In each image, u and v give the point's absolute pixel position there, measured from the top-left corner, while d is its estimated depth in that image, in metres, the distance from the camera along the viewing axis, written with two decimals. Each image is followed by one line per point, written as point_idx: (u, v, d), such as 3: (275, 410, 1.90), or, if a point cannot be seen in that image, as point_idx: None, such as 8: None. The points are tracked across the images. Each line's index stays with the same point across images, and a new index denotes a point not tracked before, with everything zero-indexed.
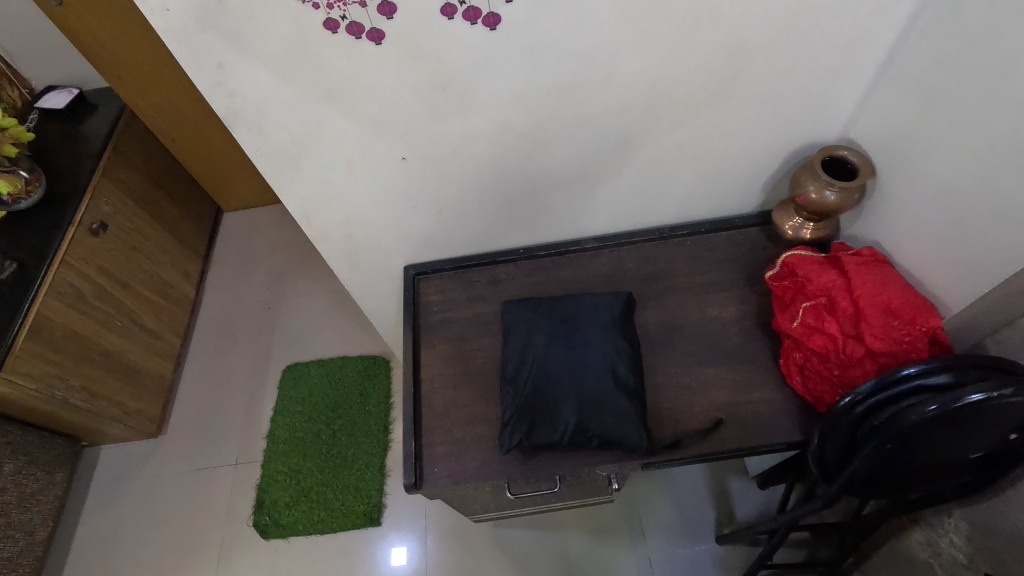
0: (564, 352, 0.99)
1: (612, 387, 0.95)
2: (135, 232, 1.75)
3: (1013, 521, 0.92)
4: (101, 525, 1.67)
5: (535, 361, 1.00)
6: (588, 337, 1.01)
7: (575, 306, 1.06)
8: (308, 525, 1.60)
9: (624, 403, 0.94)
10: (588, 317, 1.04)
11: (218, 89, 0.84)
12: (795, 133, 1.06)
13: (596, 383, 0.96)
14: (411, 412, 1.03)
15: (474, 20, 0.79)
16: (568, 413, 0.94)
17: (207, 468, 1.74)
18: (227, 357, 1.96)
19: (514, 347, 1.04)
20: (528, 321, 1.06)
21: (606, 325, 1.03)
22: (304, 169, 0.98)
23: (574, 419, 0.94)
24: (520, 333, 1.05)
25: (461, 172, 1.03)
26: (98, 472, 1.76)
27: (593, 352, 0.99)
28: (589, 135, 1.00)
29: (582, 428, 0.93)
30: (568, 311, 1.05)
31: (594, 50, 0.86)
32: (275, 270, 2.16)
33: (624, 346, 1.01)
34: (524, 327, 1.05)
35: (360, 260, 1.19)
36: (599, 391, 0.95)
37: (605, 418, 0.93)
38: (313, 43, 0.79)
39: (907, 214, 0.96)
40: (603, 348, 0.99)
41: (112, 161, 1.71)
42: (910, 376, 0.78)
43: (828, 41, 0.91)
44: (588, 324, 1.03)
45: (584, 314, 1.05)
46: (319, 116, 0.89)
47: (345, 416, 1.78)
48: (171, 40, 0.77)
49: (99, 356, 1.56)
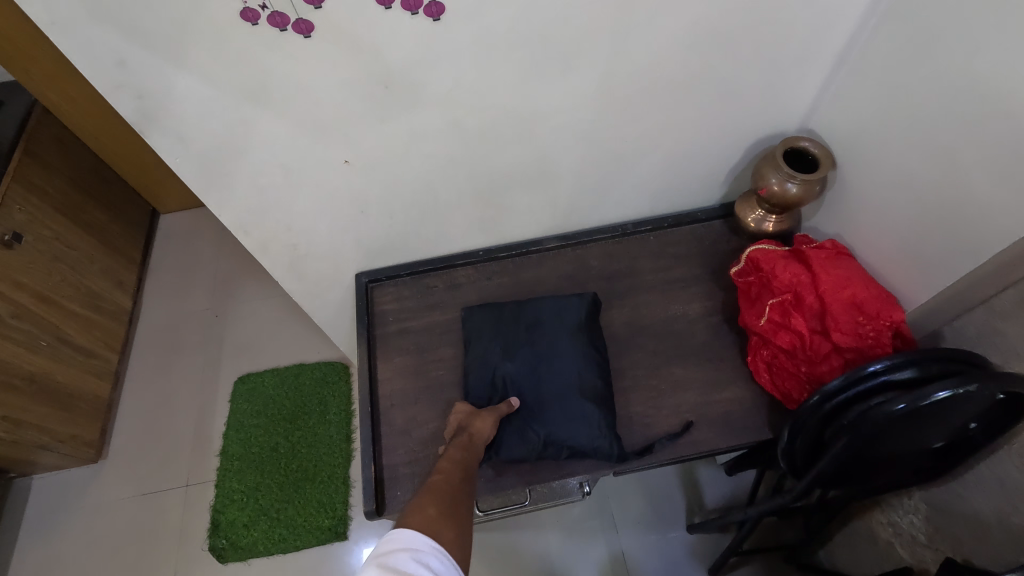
0: (533, 361, 0.97)
1: (582, 397, 0.92)
2: (56, 241, 1.58)
3: (972, 503, 0.94)
4: (37, 562, 1.54)
5: (505, 373, 0.96)
6: (554, 344, 0.98)
7: (540, 312, 1.02)
8: (270, 546, 1.52)
9: (596, 412, 0.91)
10: (552, 322, 1.00)
11: (124, 90, 0.74)
12: (755, 125, 1.04)
13: (566, 393, 0.93)
14: (370, 434, 0.97)
15: (415, 10, 0.72)
16: (541, 426, 0.91)
17: (154, 492, 1.62)
18: (171, 371, 1.83)
19: (477, 358, 0.99)
20: (491, 329, 1.01)
21: (573, 330, 0.99)
22: (234, 176, 0.89)
23: (548, 429, 0.91)
24: (484, 341, 1.00)
25: (412, 173, 0.96)
26: (31, 505, 1.62)
27: (561, 360, 0.96)
28: (549, 129, 0.94)
29: (555, 440, 0.90)
30: (535, 318, 1.01)
31: (550, 40, 0.80)
32: (220, 275, 2.03)
33: (591, 351, 0.98)
34: (489, 335, 1.00)
35: (307, 269, 1.11)
36: (570, 400, 0.92)
37: (579, 429, 0.90)
38: (231, 36, 0.70)
39: (867, 206, 0.96)
40: (573, 353, 0.97)
41: (24, 163, 1.54)
42: (876, 373, 0.78)
43: (789, 30, 0.88)
44: (552, 330, 0.99)
45: (548, 319, 1.01)
46: (246, 118, 0.81)
47: (305, 427, 1.70)
48: (57, 35, 0.67)
49: (24, 382, 1.41)
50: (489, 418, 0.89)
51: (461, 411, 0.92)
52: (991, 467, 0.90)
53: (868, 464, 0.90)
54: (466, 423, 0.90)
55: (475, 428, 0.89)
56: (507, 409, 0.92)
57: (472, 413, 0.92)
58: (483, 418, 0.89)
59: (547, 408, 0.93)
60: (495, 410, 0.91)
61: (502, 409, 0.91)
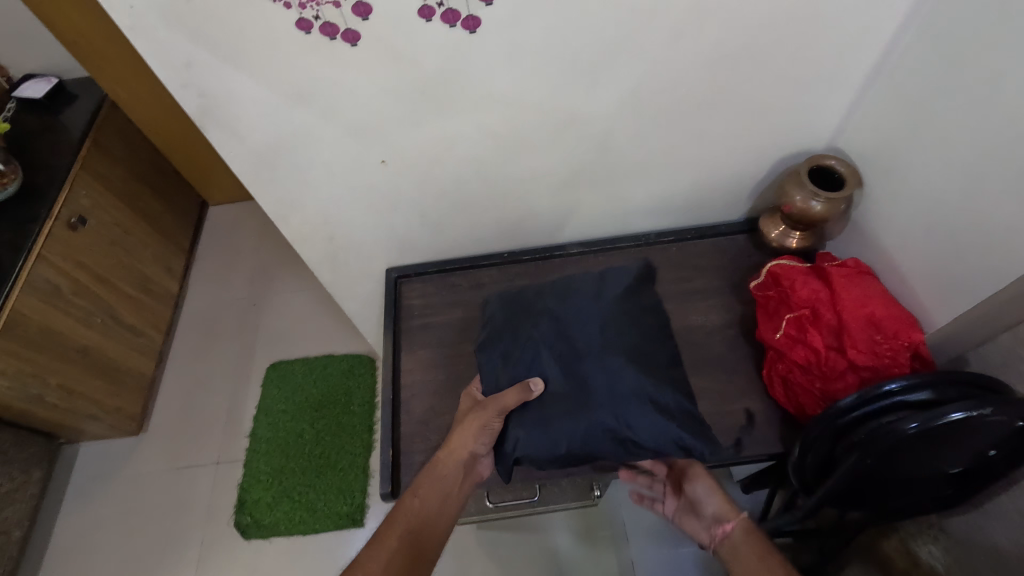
0: (576, 345, 0.91)
1: (640, 376, 0.86)
2: (115, 226, 1.71)
3: (994, 534, 0.91)
4: (79, 525, 1.65)
5: (510, 375, 0.90)
6: (597, 328, 0.92)
7: (577, 300, 0.96)
8: (290, 527, 1.58)
9: (663, 388, 0.85)
10: (594, 306, 0.95)
11: (189, 88, 0.82)
12: (783, 142, 1.05)
13: (616, 376, 0.86)
14: (390, 421, 1.01)
15: (453, 23, 0.77)
16: (579, 418, 0.84)
17: (187, 467, 1.71)
18: (210, 353, 1.93)
19: (486, 357, 0.95)
20: (510, 316, 0.98)
21: (617, 314, 0.94)
22: (281, 170, 0.96)
23: (602, 413, 0.83)
24: (496, 339, 0.96)
25: (443, 175, 1.01)
26: (76, 471, 1.73)
27: (605, 344, 0.90)
28: (575, 137, 0.97)
29: (609, 428, 0.83)
30: (580, 303, 0.96)
31: (579, 53, 0.84)
32: (260, 266, 2.13)
33: (638, 323, 0.93)
34: (503, 334, 0.96)
35: (342, 262, 1.17)
36: (631, 379, 0.86)
37: (642, 409, 0.83)
38: (286, 43, 0.77)
39: (893, 226, 0.95)
40: (626, 333, 0.92)
41: (91, 153, 1.66)
42: (892, 392, 0.77)
43: (819, 50, 0.90)
44: (590, 315, 0.94)
45: (594, 291, 0.97)
46: (294, 117, 0.87)
47: (329, 416, 1.77)
48: (136, 38, 0.75)
49: (77, 354, 1.52)
50: (474, 427, 0.86)
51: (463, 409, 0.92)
52: (1013, 499, 0.87)
53: (882, 486, 0.89)
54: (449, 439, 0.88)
55: (453, 447, 0.87)
56: (513, 401, 0.86)
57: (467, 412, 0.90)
58: (460, 434, 0.87)
59: (589, 392, 0.85)
60: (497, 403, 0.86)
61: (507, 399, 0.86)
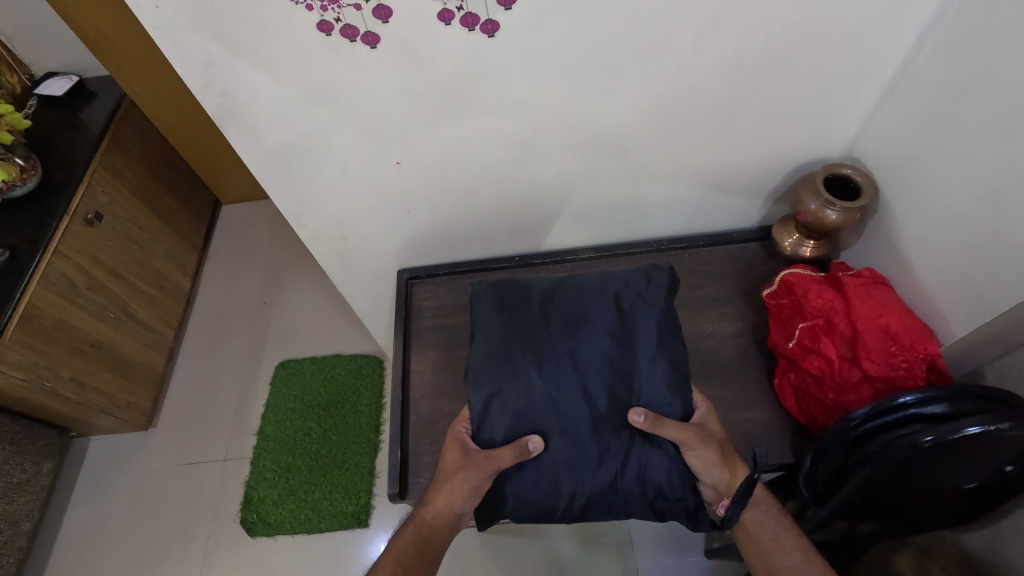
0: (584, 407, 0.84)
1: (645, 449, 0.82)
2: (131, 223, 1.73)
3: (1009, 552, 0.90)
4: (87, 518, 1.66)
5: (503, 424, 0.84)
6: (612, 392, 0.84)
7: (593, 353, 0.86)
8: (296, 525, 1.59)
9: (672, 464, 0.82)
10: (609, 363, 0.85)
11: (210, 87, 0.83)
12: (799, 150, 1.04)
13: (630, 455, 0.82)
14: (399, 421, 1.02)
15: (472, 27, 0.78)
16: (574, 487, 0.82)
17: (196, 463, 1.73)
18: (221, 350, 1.95)
19: (475, 394, 0.87)
20: (508, 348, 0.88)
21: (636, 376, 0.85)
22: (296, 169, 0.96)
23: (605, 492, 0.83)
24: (488, 377, 0.87)
25: (458, 177, 1.01)
26: (86, 464, 1.75)
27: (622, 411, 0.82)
28: (591, 142, 0.97)
29: (604, 497, 0.83)
30: (590, 351, 0.86)
31: (595, 59, 0.84)
32: (272, 265, 2.15)
33: (652, 367, 0.85)
34: (497, 374, 0.86)
35: (353, 261, 1.18)
36: (643, 462, 0.82)
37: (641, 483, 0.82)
38: (306, 44, 0.78)
39: (909, 237, 0.95)
40: (648, 400, 0.83)
41: (109, 150, 1.68)
42: (906, 404, 0.76)
43: (839, 58, 0.89)
44: (601, 360, 0.85)
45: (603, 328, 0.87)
46: (311, 117, 0.88)
47: (336, 415, 1.77)
48: (161, 37, 0.76)
49: (90, 348, 1.54)
50: (464, 490, 0.82)
51: (450, 462, 0.84)
52: None
53: (896, 500, 0.88)
54: (433, 490, 0.85)
55: (438, 503, 0.83)
56: (508, 460, 0.81)
57: (457, 469, 0.83)
58: (448, 495, 0.83)
59: (593, 464, 0.82)
60: (490, 462, 0.81)
61: (501, 461, 0.81)
